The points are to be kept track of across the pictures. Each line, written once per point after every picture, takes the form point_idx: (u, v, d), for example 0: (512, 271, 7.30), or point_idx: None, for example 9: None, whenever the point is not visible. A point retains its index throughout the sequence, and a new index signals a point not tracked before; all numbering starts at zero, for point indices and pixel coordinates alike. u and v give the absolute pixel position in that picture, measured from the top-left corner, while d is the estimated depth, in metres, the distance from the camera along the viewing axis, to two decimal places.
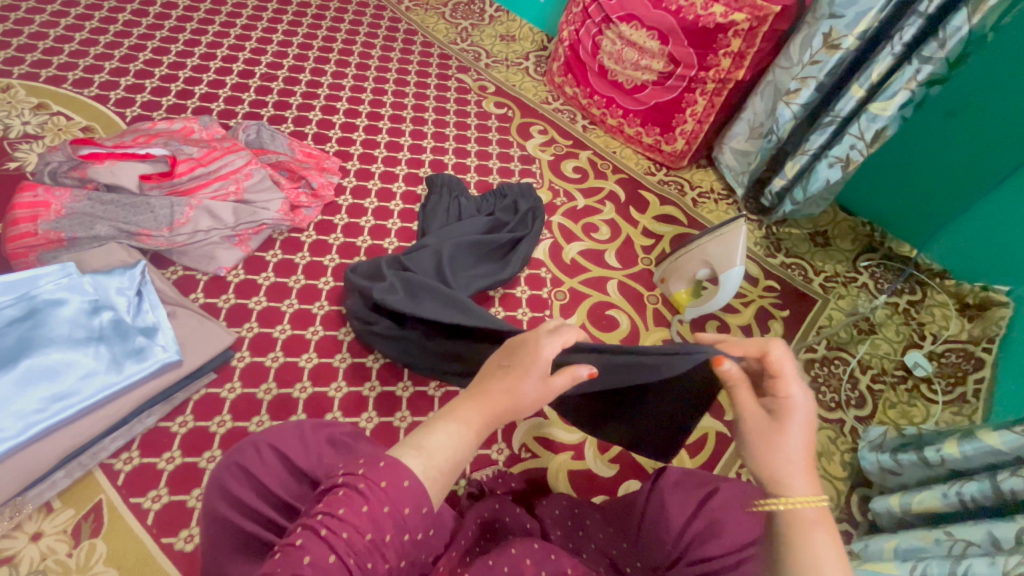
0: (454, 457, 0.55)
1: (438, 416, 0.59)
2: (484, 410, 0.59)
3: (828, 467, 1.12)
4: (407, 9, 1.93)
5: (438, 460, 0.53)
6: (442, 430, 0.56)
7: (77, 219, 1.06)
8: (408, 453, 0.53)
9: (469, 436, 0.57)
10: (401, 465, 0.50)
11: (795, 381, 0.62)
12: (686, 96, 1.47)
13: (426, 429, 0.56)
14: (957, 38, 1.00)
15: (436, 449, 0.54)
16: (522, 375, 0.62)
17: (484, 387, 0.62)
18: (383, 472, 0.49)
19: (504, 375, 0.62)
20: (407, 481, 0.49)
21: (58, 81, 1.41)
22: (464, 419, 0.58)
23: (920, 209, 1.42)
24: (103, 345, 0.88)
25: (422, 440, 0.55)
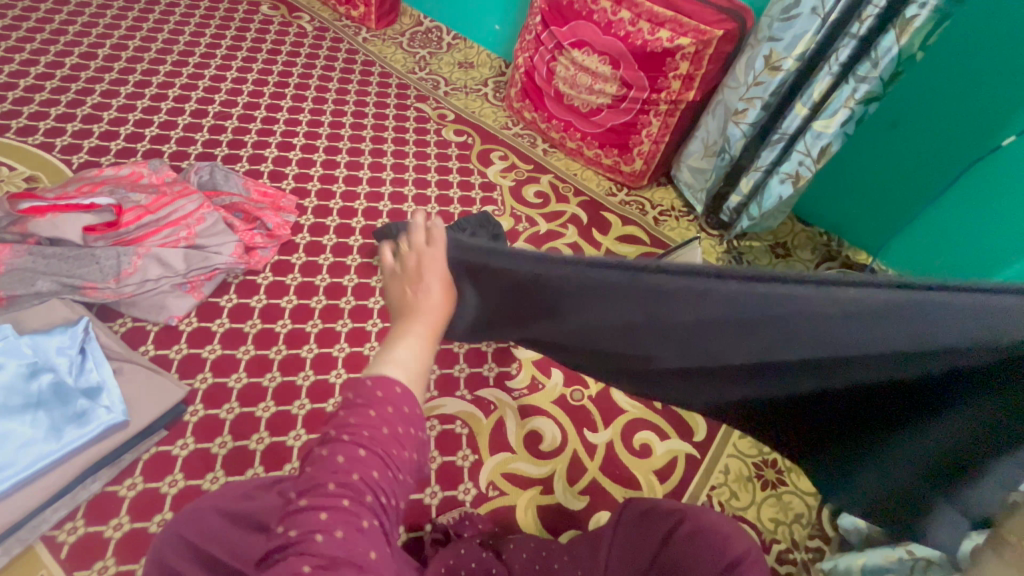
0: (422, 358, 0.55)
1: (392, 333, 0.55)
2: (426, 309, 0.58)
3: (799, 483, 1.11)
4: (364, 40, 1.94)
5: (415, 366, 0.53)
6: (405, 340, 0.55)
7: (17, 276, 1.03)
8: (383, 365, 0.52)
9: (428, 344, 0.56)
10: (385, 378, 0.50)
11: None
12: (641, 118, 1.49)
13: (392, 345, 0.54)
14: (888, 58, 1.03)
15: (404, 356, 0.53)
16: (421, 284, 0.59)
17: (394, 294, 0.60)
18: (399, 396, 0.49)
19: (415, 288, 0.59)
20: (397, 387, 0.50)
21: (1, 130, 1.37)
22: (415, 327, 0.56)
23: (872, 218, 1.45)
24: (42, 410, 0.84)
25: (388, 356, 0.53)
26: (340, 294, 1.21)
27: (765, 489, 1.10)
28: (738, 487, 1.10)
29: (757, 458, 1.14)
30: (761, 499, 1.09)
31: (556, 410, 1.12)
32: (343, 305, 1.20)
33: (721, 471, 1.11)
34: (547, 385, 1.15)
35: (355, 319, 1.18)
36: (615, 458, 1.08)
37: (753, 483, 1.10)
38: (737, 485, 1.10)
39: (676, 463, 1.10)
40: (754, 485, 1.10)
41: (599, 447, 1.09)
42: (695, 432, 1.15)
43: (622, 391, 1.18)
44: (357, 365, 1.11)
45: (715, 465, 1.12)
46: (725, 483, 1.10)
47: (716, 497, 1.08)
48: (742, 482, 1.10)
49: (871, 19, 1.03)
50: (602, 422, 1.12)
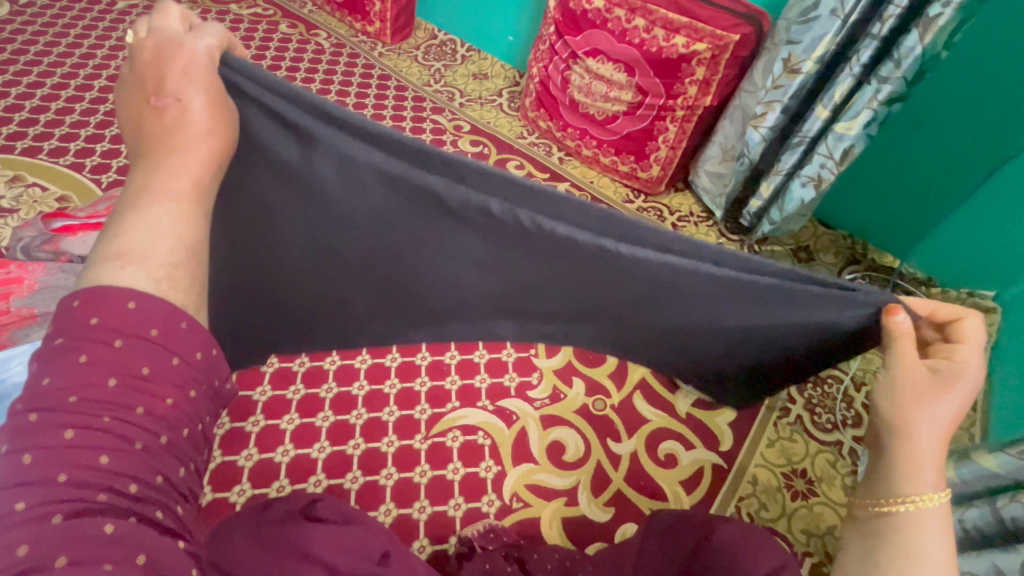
0: (176, 244, 0.54)
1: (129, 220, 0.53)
2: (176, 184, 0.55)
3: (830, 493, 1.09)
4: (380, 54, 1.97)
5: (158, 255, 0.52)
6: (146, 225, 0.53)
7: (51, 293, 1.05)
8: (117, 267, 0.50)
9: (182, 232, 0.54)
10: (116, 285, 0.48)
11: (976, 352, 0.59)
12: (657, 125, 1.49)
13: (120, 234, 0.52)
14: (911, 58, 1.01)
15: (141, 238, 0.51)
16: (179, 157, 0.55)
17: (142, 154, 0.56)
18: (133, 315, 0.48)
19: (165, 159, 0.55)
20: (187, 322, 0.51)
21: (33, 152, 1.42)
22: (163, 195, 0.54)
23: (898, 220, 1.42)
24: None
25: (123, 249, 0.51)
26: None
27: (795, 500, 1.07)
28: (767, 498, 1.07)
29: (786, 467, 1.12)
30: (792, 510, 1.06)
31: (579, 420, 1.11)
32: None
33: (750, 482, 1.09)
34: (569, 395, 1.15)
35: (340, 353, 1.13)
36: (640, 469, 1.07)
37: (782, 494, 1.08)
38: (766, 496, 1.07)
39: (702, 474, 1.08)
40: (784, 496, 1.08)
41: (624, 458, 1.08)
42: (721, 441, 1.13)
43: (645, 400, 1.17)
44: (378, 376, 1.11)
45: (743, 476, 1.09)
46: (754, 494, 1.07)
47: (745, 509, 1.05)
48: (771, 493, 1.08)
49: (893, 19, 1.01)
50: (626, 432, 1.11)
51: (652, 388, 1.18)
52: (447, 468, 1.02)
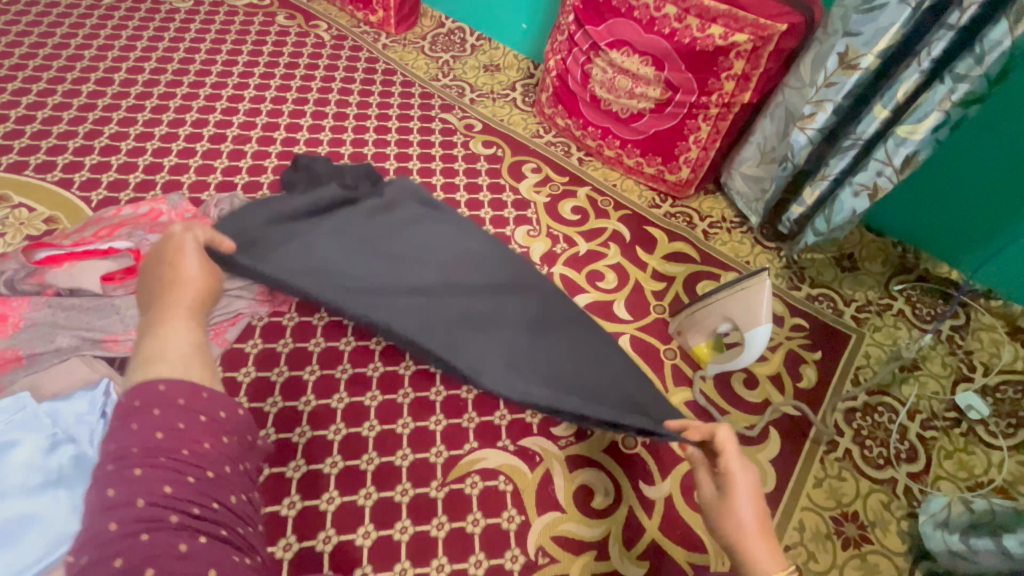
0: (187, 349, 0.63)
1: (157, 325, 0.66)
2: (194, 276, 0.74)
3: (884, 540, 1.00)
4: (384, 46, 1.83)
5: (172, 346, 0.62)
6: (173, 329, 0.65)
7: (37, 332, 0.98)
8: (148, 368, 0.58)
9: (188, 337, 0.65)
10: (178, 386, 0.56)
11: (734, 455, 0.77)
12: (688, 123, 1.35)
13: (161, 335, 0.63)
14: (996, 54, 0.87)
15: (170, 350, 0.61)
16: (178, 272, 0.74)
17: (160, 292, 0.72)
18: (168, 395, 0.55)
19: (179, 261, 0.76)
20: (159, 408, 0.53)
21: (20, 168, 1.33)
22: (164, 325, 0.65)
23: (958, 228, 1.29)
24: (65, 488, 0.78)
25: (149, 352, 0.60)
26: (369, 333, 1.13)
27: (846, 548, 0.98)
28: (816, 547, 0.98)
29: (835, 510, 1.02)
30: (844, 560, 0.97)
31: (608, 460, 1.03)
32: (374, 346, 1.12)
33: (796, 528, 1.00)
34: (596, 431, 1.06)
35: (326, 338, 1.12)
36: (675, 516, 0.99)
37: (832, 542, 0.99)
38: (815, 545, 0.98)
39: None
40: (834, 544, 0.98)
41: (657, 503, 1.00)
42: (763, 481, 1.04)
43: None
44: (390, 415, 1.04)
45: (789, 522, 1.00)
46: (801, 542, 0.98)
47: (792, 560, 0.96)
48: (820, 540, 0.99)
49: (975, 7, 0.87)
50: (660, 474, 1.02)
51: None
52: (466, 519, 0.94)
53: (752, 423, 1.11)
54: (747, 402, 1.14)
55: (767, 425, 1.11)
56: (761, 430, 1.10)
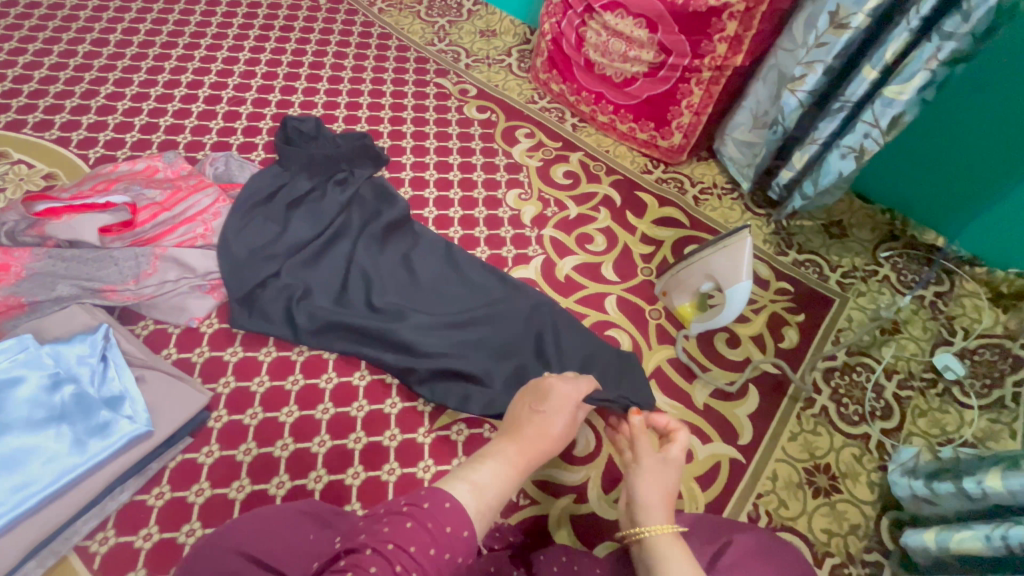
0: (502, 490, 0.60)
1: (486, 455, 0.64)
2: (555, 423, 0.72)
3: (854, 490, 1.04)
4: (380, 11, 1.82)
5: (489, 496, 0.59)
6: (489, 467, 0.62)
7: (38, 280, 1.01)
8: (458, 483, 0.58)
9: (514, 470, 0.64)
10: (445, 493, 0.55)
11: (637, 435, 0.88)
12: (681, 87, 1.35)
13: (475, 465, 0.62)
14: (982, 10, 0.87)
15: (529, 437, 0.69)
16: (558, 411, 0.73)
17: (518, 429, 0.70)
18: (449, 514, 0.53)
19: (541, 409, 0.72)
20: (449, 501, 0.54)
21: (18, 126, 1.35)
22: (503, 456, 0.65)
23: (946, 195, 1.30)
24: (65, 424, 0.83)
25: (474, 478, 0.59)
26: None
27: (817, 497, 1.02)
28: (787, 495, 1.02)
29: (808, 462, 1.06)
30: (813, 508, 1.01)
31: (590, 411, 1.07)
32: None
33: (769, 477, 1.04)
34: None
35: None
36: None
37: (803, 491, 1.03)
38: (786, 493, 1.02)
39: (719, 469, 1.03)
40: (805, 493, 1.02)
41: None
42: (740, 434, 1.08)
43: (659, 390, 1.12)
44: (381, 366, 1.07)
45: (762, 471, 1.04)
46: (773, 491, 1.02)
47: (763, 506, 1.01)
48: (791, 489, 1.03)
49: None
50: None
51: (668, 378, 1.13)
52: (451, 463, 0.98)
53: (733, 380, 1.14)
54: (728, 361, 1.17)
55: (747, 382, 1.14)
56: (740, 386, 1.13)
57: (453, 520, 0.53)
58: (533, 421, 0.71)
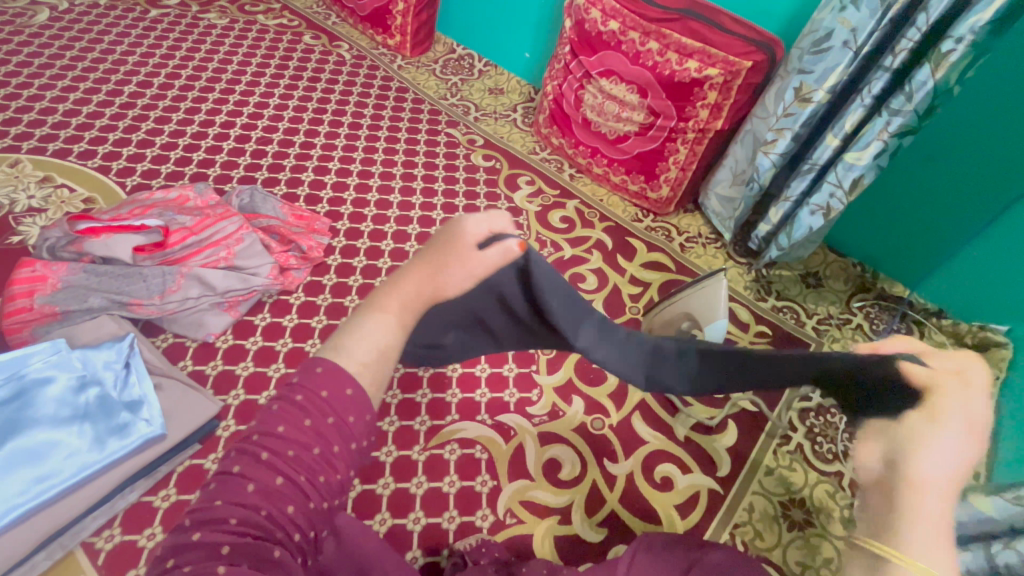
0: (376, 351, 0.51)
1: (351, 327, 0.52)
2: (388, 315, 0.53)
3: (828, 525, 1.08)
4: (399, 67, 2.01)
5: (361, 355, 0.50)
6: (362, 329, 0.52)
7: (72, 292, 1.10)
8: (337, 354, 0.50)
9: (388, 320, 0.53)
10: (339, 371, 0.49)
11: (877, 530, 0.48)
12: (668, 146, 1.49)
13: (345, 331, 0.52)
14: (923, 92, 1.02)
15: (352, 343, 0.50)
16: (452, 250, 0.54)
17: (400, 277, 0.55)
18: (321, 380, 0.48)
19: (446, 262, 0.54)
20: (320, 367, 0.49)
21: (64, 154, 1.48)
22: (375, 316, 0.53)
23: (912, 250, 1.43)
24: (88, 422, 0.90)
25: (350, 336, 0.51)
26: None
27: (791, 530, 1.07)
28: (762, 527, 1.07)
29: (783, 496, 1.11)
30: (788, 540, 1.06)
31: (576, 437, 1.14)
32: None
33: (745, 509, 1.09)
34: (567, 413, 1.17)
35: (328, 316, 1.24)
36: (634, 489, 1.08)
37: (778, 524, 1.08)
38: (761, 525, 1.07)
39: (697, 498, 1.09)
40: (780, 526, 1.07)
41: (620, 478, 1.09)
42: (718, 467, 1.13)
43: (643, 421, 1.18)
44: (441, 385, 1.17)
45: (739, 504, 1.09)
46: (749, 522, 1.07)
47: (740, 536, 1.05)
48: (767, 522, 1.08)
49: (905, 52, 1.02)
50: (624, 452, 1.13)
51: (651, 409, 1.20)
52: (444, 480, 1.05)
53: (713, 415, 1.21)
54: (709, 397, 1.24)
55: (726, 418, 1.21)
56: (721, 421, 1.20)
57: (331, 386, 0.48)
58: (423, 271, 0.54)
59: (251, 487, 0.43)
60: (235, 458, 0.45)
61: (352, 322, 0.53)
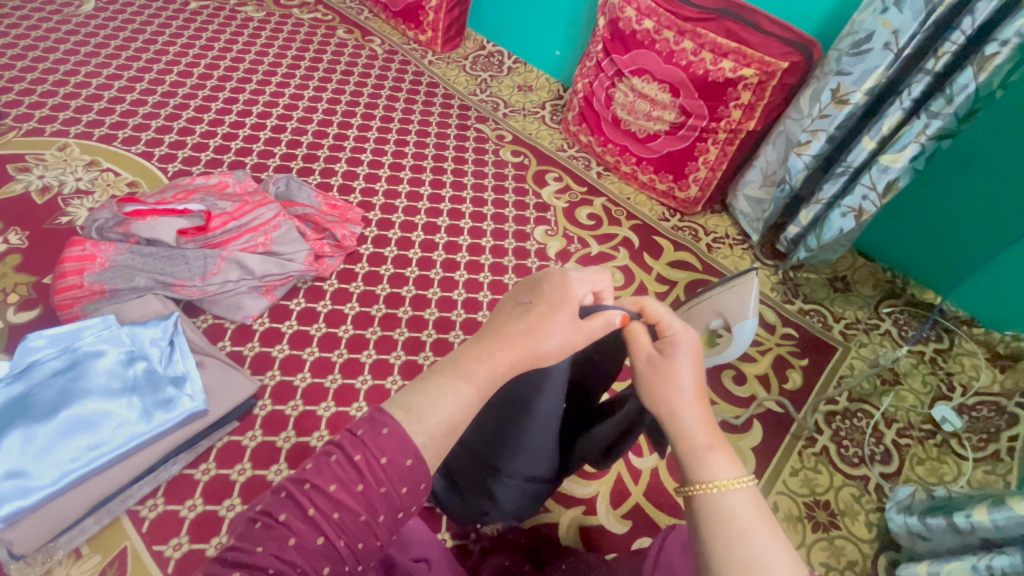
0: (448, 421, 0.51)
1: (429, 382, 0.53)
2: (468, 372, 0.55)
3: (853, 528, 1.08)
4: (430, 63, 2.04)
5: (428, 423, 0.50)
6: (439, 392, 0.52)
7: (119, 271, 1.14)
8: (407, 412, 0.50)
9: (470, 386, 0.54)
10: (403, 438, 0.48)
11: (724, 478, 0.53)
12: (698, 145, 1.49)
13: (419, 388, 0.53)
14: (963, 95, 1.01)
15: (429, 408, 0.51)
16: (554, 313, 0.58)
17: (493, 343, 0.56)
18: (385, 444, 0.47)
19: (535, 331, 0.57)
20: (387, 428, 0.48)
21: (109, 139, 1.53)
22: (456, 376, 0.54)
23: (944, 256, 1.42)
24: (136, 395, 0.93)
25: (421, 397, 0.52)
26: (399, 304, 1.28)
27: (816, 530, 1.07)
28: (786, 526, 1.07)
29: (808, 497, 1.11)
30: (812, 541, 1.06)
31: None
32: (428, 316, 1.28)
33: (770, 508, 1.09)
34: None
35: (361, 303, 1.27)
36: (659, 483, 1.09)
37: (803, 524, 1.08)
38: (786, 524, 1.07)
39: None
40: (805, 526, 1.07)
41: (645, 472, 1.10)
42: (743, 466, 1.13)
43: None
44: None
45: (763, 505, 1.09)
46: None
47: None
48: (791, 521, 1.08)
49: (948, 55, 1.01)
50: (649, 447, 1.13)
51: None
52: None
53: (738, 414, 1.22)
54: (734, 396, 1.25)
55: (751, 418, 1.22)
56: (746, 421, 1.21)
57: (389, 450, 0.47)
58: (508, 335, 0.57)
59: (291, 541, 0.43)
60: (283, 503, 0.45)
61: (429, 380, 0.53)
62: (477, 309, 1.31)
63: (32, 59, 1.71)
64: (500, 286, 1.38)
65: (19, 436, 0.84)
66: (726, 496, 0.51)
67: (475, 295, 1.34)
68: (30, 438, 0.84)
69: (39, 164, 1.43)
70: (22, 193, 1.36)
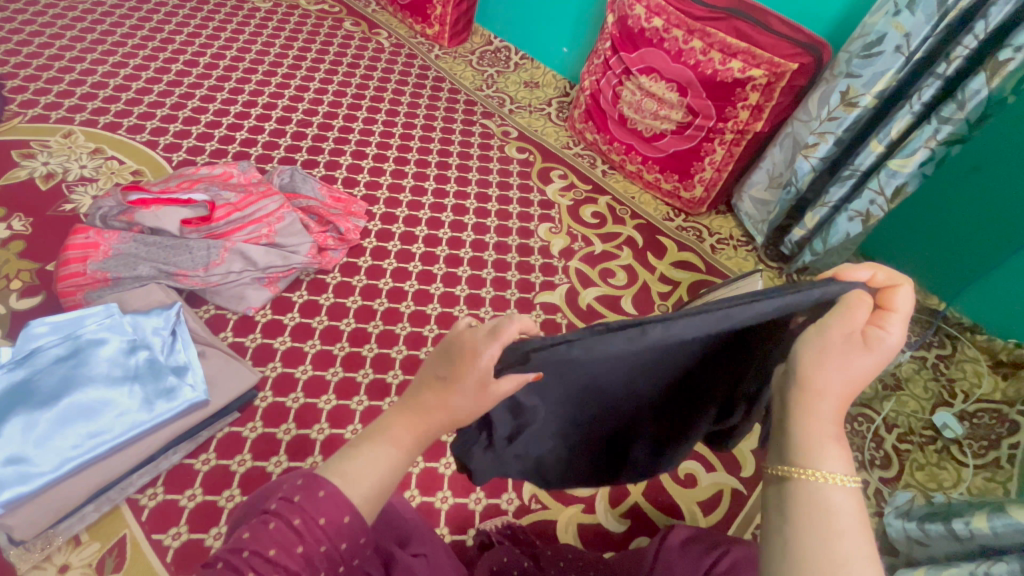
0: (379, 482, 0.52)
1: (361, 444, 0.53)
2: (398, 432, 0.54)
3: None
4: (436, 57, 2.03)
5: (362, 485, 0.50)
6: (370, 453, 0.52)
7: (122, 260, 1.14)
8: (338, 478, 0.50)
9: (400, 449, 0.53)
10: (341, 497, 0.49)
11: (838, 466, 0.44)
12: (705, 145, 1.48)
13: (351, 452, 0.53)
14: (975, 101, 1.00)
15: (360, 472, 0.51)
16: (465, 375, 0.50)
17: (419, 399, 0.54)
18: (322, 505, 0.48)
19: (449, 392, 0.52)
20: (323, 490, 0.48)
21: (114, 127, 1.53)
22: (390, 440, 0.53)
23: (949, 262, 1.41)
24: (138, 384, 0.93)
25: (352, 459, 0.52)
26: (401, 298, 1.28)
27: None
28: None
29: None
30: None
31: None
32: (430, 311, 1.27)
33: None
34: None
35: (363, 297, 1.27)
36: (659, 483, 1.09)
37: None
38: None
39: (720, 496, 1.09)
40: None
41: None
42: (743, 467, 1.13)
43: None
44: None
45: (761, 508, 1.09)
46: None
47: None
48: None
49: (960, 60, 1.01)
50: None
51: None
52: None
53: None
54: None
55: None
56: None
57: (327, 512, 0.48)
58: (434, 391, 0.53)
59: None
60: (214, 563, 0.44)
61: (360, 443, 0.54)
62: (479, 305, 1.31)
63: (38, 45, 1.71)
64: (503, 283, 1.37)
65: (21, 422, 0.84)
66: (829, 489, 0.43)
67: (478, 291, 1.34)
68: (31, 425, 0.84)
69: (43, 151, 1.43)
70: (26, 179, 1.36)
